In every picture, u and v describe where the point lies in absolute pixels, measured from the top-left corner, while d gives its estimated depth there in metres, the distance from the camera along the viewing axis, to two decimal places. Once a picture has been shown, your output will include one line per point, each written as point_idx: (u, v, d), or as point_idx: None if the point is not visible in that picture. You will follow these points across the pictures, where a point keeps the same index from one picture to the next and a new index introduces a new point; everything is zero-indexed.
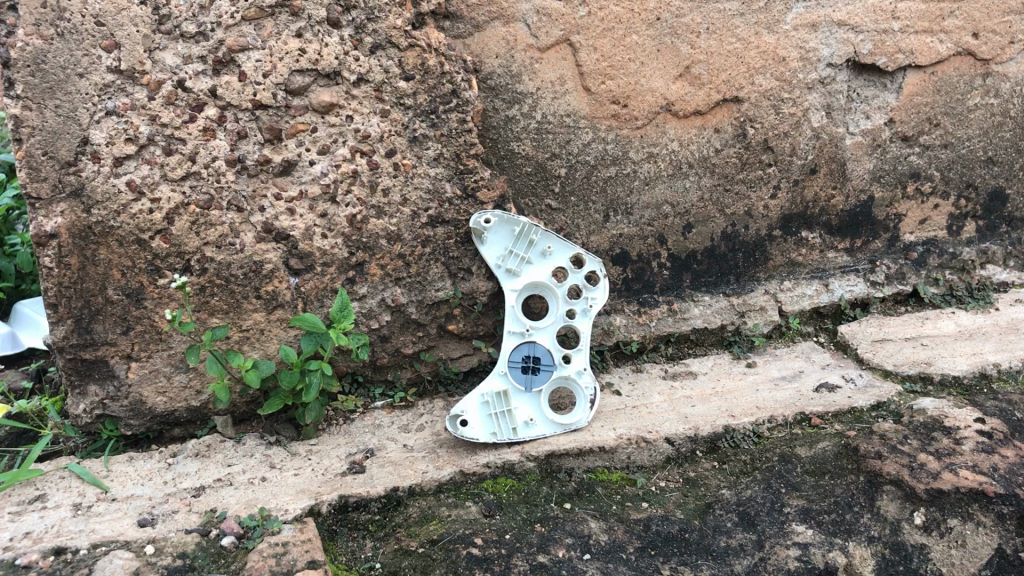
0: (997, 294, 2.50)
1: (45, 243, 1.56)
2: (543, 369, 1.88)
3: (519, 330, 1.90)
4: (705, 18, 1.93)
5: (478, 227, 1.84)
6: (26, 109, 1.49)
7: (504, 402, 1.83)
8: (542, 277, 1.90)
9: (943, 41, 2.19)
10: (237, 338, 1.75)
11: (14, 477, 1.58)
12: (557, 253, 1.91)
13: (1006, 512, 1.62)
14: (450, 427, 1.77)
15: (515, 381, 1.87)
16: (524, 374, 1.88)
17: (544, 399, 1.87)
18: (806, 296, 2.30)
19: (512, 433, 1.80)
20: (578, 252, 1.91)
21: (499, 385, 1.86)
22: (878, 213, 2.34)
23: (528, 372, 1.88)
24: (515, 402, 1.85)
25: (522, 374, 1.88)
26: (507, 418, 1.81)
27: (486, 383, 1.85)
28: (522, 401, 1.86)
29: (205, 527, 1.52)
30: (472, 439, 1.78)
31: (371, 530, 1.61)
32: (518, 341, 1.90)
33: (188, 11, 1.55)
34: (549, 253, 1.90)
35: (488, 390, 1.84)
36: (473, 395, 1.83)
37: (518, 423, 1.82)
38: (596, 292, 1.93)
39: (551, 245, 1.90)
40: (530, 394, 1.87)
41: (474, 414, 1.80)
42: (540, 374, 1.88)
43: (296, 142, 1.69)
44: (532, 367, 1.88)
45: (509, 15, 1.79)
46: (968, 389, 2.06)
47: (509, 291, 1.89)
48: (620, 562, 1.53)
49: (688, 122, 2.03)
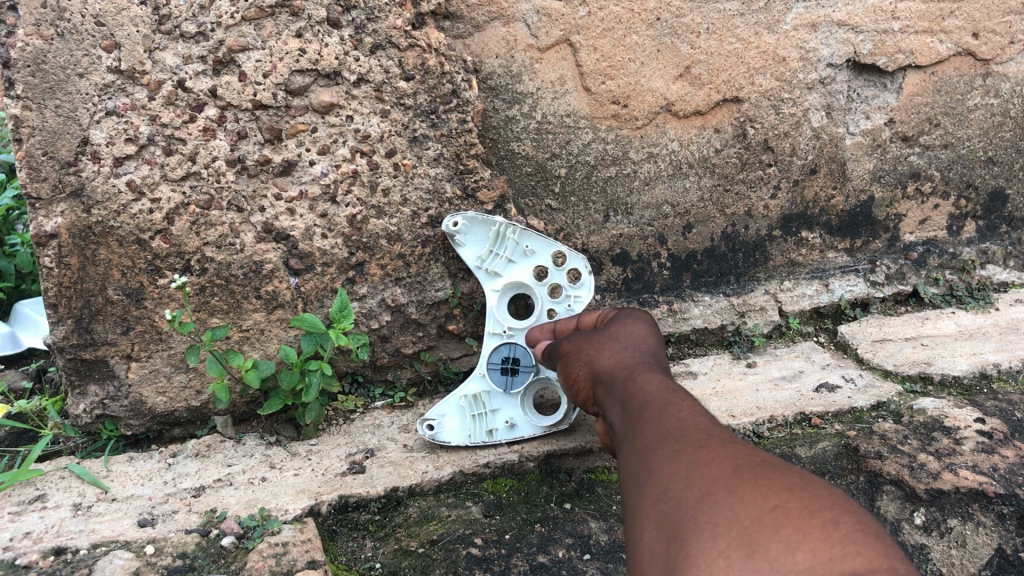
0: (997, 294, 2.51)
1: (45, 243, 1.56)
2: (522, 370, 1.84)
3: (499, 329, 1.88)
4: (705, 18, 1.93)
5: (451, 232, 1.82)
6: (26, 108, 1.49)
7: (481, 405, 1.82)
8: (522, 277, 1.86)
9: (943, 41, 2.19)
10: (237, 339, 1.76)
11: (14, 477, 1.58)
12: (536, 252, 1.86)
13: (1006, 512, 1.62)
14: (425, 432, 1.78)
15: (494, 382, 1.84)
16: (503, 375, 1.85)
17: (522, 402, 1.83)
18: (806, 296, 2.31)
19: (490, 436, 1.80)
20: (560, 251, 1.86)
21: (478, 387, 1.85)
22: (878, 213, 2.34)
23: (507, 373, 1.85)
24: (495, 404, 1.83)
25: (501, 376, 1.85)
26: (485, 421, 1.81)
27: (464, 386, 1.84)
28: (501, 403, 1.84)
29: (205, 527, 1.51)
30: (448, 443, 1.78)
31: (371, 530, 1.60)
32: (498, 341, 1.88)
33: (188, 10, 1.55)
34: (529, 252, 1.86)
35: (466, 391, 1.83)
36: (450, 399, 1.83)
37: (496, 425, 1.81)
38: (581, 289, 1.88)
39: (531, 245, 1.85)
40: (508, 396, 1.84)
41: (450, 416, 1.80)
42: (519, 375, 1.84)
43: (296, 142, 1.69)
44: (511, 369, 1.85)
45: (509, 15, 1.79)
46: (968, 389, 2.07)
47: (489, 292, 1.87)
48: (621, 562, 1.53)
49: (688, 122, 2.03)
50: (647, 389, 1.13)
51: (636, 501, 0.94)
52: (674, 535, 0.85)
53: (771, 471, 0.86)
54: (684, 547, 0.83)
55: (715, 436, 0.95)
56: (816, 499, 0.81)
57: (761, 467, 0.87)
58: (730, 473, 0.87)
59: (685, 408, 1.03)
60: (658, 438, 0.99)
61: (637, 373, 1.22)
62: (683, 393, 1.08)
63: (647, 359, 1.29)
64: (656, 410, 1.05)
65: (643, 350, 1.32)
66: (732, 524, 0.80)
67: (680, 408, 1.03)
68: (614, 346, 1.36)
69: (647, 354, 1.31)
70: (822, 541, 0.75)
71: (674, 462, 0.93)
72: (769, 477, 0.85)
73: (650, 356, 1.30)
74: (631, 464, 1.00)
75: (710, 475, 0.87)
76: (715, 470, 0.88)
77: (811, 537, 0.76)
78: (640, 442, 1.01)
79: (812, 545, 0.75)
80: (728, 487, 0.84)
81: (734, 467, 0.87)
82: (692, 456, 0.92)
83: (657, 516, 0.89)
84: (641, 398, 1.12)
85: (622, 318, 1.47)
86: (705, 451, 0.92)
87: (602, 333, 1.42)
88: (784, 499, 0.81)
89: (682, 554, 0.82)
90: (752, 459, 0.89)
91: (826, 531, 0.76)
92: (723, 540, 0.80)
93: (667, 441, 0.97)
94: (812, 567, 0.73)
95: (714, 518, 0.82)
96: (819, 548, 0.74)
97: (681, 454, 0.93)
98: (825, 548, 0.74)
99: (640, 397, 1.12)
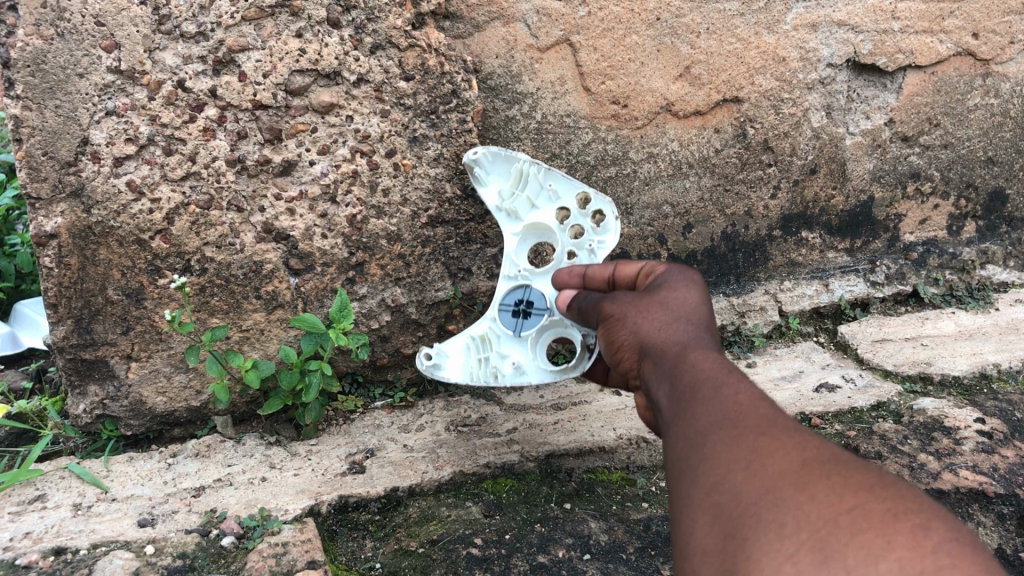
0: (997, 294, 2.51)
1: (45, 243, 1.56)
2: (535, 313, 1.65)
3: (516, 273, 1.67)
4: (705, 18, 1.93)
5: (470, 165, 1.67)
6: (26, 108, 1.49)
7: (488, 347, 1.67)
8: (542, 217, 1.65)
9: (943, 41, 2.19)
10: (237, 339, 1.76)
11: (14, 478, 1.58)
12: (559, 191, 1.65)
13: (1006, 512, 1.62)
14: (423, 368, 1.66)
15: (503, 325, 1.66)
16: (514, 318, 1.66)
17: (533, 345, 1.63)
18: (806, 296, 2.31)
19: (495, 379, 1.64)
20: (585, 190, 1.64)
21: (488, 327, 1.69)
22: (879, 213, 2.34)
23: (518, 316, 1.66)
24: (503, 347, 1.67)
25: (511, 318, 1.66)
26: (489, 362, 1.65)
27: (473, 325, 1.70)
28: (510, 346, 1.66)
29: (205, 527, 1.51)
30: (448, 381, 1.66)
31: (371, 529, 1.60)
32: (512, 284, 1.67)
33: (188, 11, 1.55)
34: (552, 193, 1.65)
35: (473, 330, 1.68)
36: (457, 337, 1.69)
37: (502, 368, 1.64)
38: (607, 235, 1.65)
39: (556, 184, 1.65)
40: (519, 339, 1.66)
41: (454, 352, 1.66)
42: (531, 318, 1.65)
43: (296, 142, 1.69)
44: (523, 312, 1.66)
45: (509, 15, 1.78)
46: (968, 389, 2.09)
47: (508, 233, 1.68)
48: (620, 562, 1.53)
49: (688, 122, 2.03)
50: (699, 367, 1.00)
51: (690, 492, 0.88)
52: (735, 534, 0.79)
53: (848, 470, 0.78)
54: (746, 547, 0.77)
55: (777, 423, 0.87)
56: (901, 502, 0.73)
57: (833, 464, 0.79)
58: (798, 469, 0.80)
59: (743, 390, 0.93)
60: (714, 423, 0.90)
61: (688, 347, 1.06)
62: (740, 372, 0.98)
63: (700, 327, 1.11)
64: (709, 391, 0.95)
65: (696, 317, 1.13)
66: (802, 525, 0.74)
67: (736, 388, 0.93)
68: (666, 312, 1.14)
69: (700, 318, 1.13)
70: (911, 550, 0.67)
71: (733, 452, 0.85)
72: (843, 476, 0.77)
73: (705, 322, 1.12)
74: (680, 449, 0.92)
75: (775, 469, 0.81)
76: (781, 465, 0.81)
77: (897, 543, 0.68)
78: (692, 427, 0.92)
79: (898, 554, 0.67)
80: (797, 485, 0.78)
81: (802, 463, 0.80)
82: (754, 446, 0.84)
83: (715, 510, 0.83)
84: (691, 375, 1.00)
85: (669, 278, 1.23)
86: (768, 441, 0.84)
87: (650, 295, 1.19)
88: (863, 500, 0.74)
89: (744, 555, 0.77)
90: (824, 455, 0.81)
91: (915, 540, 0.68)
92: (791, 543, 0.74)
93: (723, 426, 0.89)
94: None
95: (780, 517, 0.76)
96: (908, 559, 0.67)
97: (738, 442, 0.86)
98: (916, 558, 0.67)
99: (691, 373, 1.01)
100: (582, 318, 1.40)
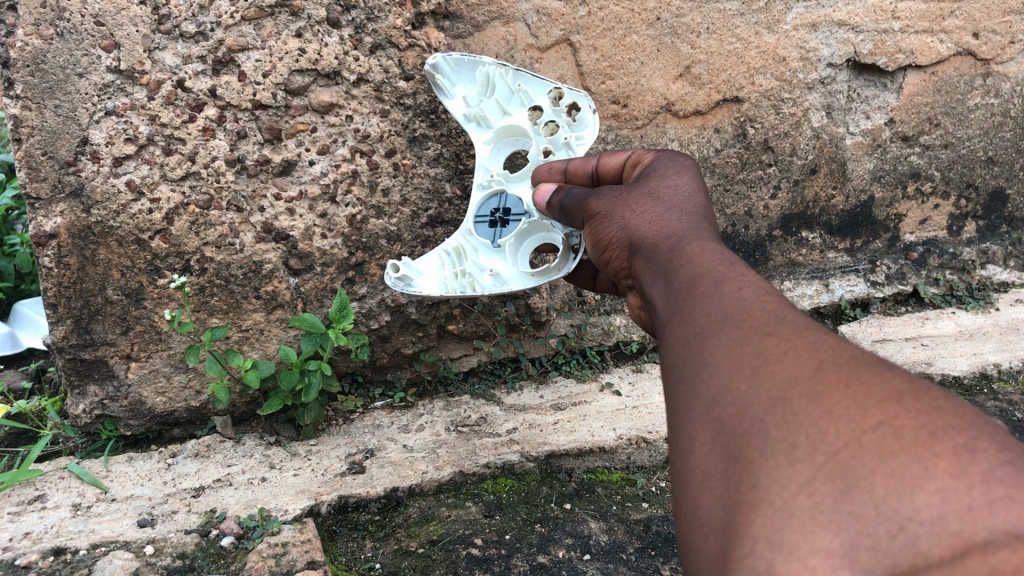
0: (997, 294, 2.51)
1: (45, 243, 1.57)
2: (512, 220, 1.61)
3: (488, 180, 1.64)
4: (705, 18, 1.92)
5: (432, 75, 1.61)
6: (25, 108, 1.49)
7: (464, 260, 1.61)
8: (512, 122, 1.60)
9: (943, 41, 2.18)
10: (237, 338, 1.76)
11: (14, 478, 1.58)
12: (529, 91, 1.57)
13: None
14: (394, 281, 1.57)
15: (480, 236, 1.63)
16: (491, 228, 1.63)
17: (512, 251, 1.57)
18: (806, 296, 2.30)
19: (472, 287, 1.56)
20: (556, 87, 1.55)
21: (464, 243, 1.64)
22: (878, 213, 2.34)
23: (495, 226, 1.63)
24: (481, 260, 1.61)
25: (489, 230, 1.63)
26: (465, 272, 1.59)
27: (449, 241, 1.66)
28: (487, 257, 1.61)
29: (205, 527, 1.51)
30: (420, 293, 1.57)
31: (371, 529, 1.60)
32: (486, 193, 1.64)
33: (188, 10, 1.54)
34: (522, 93, 1.57)
35: (447, 244, 1.64)
36: (432, 254, 1.65)
37: (479, 277, 1.57)
38: (585, 130, 1.58)
39: (524, 83, 1.57)
40: (497, 249, 1.61)
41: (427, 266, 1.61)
42: (509, 226, 1.61)
43: (296, 142, 1.69)
44: (501, 221, 1.63)
45: (509, 15, 1.78)
46: (968, 389, 2.14)
47: (480, 143, 1.64)
48: (620, 562, 1.53)
49: (688, 122, 2.03)
50: (698, 262, 0.93)
51: (684, 405, 0.79)
52: (739, 453, 0.71)
53: (869, 373, 0.69)
54: (750, 471, 0.69)
55: (788, 322, 0.78)
56: (936, 414, 0.64)
57: (851, 367, 0.70)
58: (810, 375, 0.70)
59: (748, 285, 0.85)
60: (712, 326, 0.82)
61: (685, 243, 0.99)
62: (742, 267, 0.90)
63: (696, 219, 1.06)
64: (708, 288, 0.86)
65: (691, 210, 1.08)
66: (819, 447, 0.66)
67: (740, 283, 0.86)
68: (655, 206, 1.10)
69: (693, 208, 1.09)
70: (955, 480, 0.59)
71: (735, 358, 0.76)
72: (865, 382, 0.68)
73: (700, 213, 1.08)
74: (675, 353, 0.84)
75: (786, 374, 0.72)
76: (791, 369, 0.72)
77: (938, 472, 0.60)
78: (690, 328, 0.84)
79: (939, 484, 0.59)
80: (809, 396, 0.69)
81: (815, 366, 0.71)
82: (759, 349, 0.75)
83: (715, 424, 0.75)
84: (687, 272, 0.92)
85: (659, 166, 1.22)
86: (776, 345, 0.75)
87: (639, 187, 1.16)
88: (894, 414, 0.64)
89: (749, 482, 0.69)
90: (840, 356, 0.72)
91: (959, 466, 0.60)
92: (805, 469, 0.65)
93: (725, 327, 0.80)
94: (945, 518, 0.58)
95: (791, 437, 0.68)
96: (951, 489, 0.59)
97: (743, 343, 0.77)
98: (961, 490, 0.59)
99: (686, 271, 0.92)
100: (564, 217, 1.33)
